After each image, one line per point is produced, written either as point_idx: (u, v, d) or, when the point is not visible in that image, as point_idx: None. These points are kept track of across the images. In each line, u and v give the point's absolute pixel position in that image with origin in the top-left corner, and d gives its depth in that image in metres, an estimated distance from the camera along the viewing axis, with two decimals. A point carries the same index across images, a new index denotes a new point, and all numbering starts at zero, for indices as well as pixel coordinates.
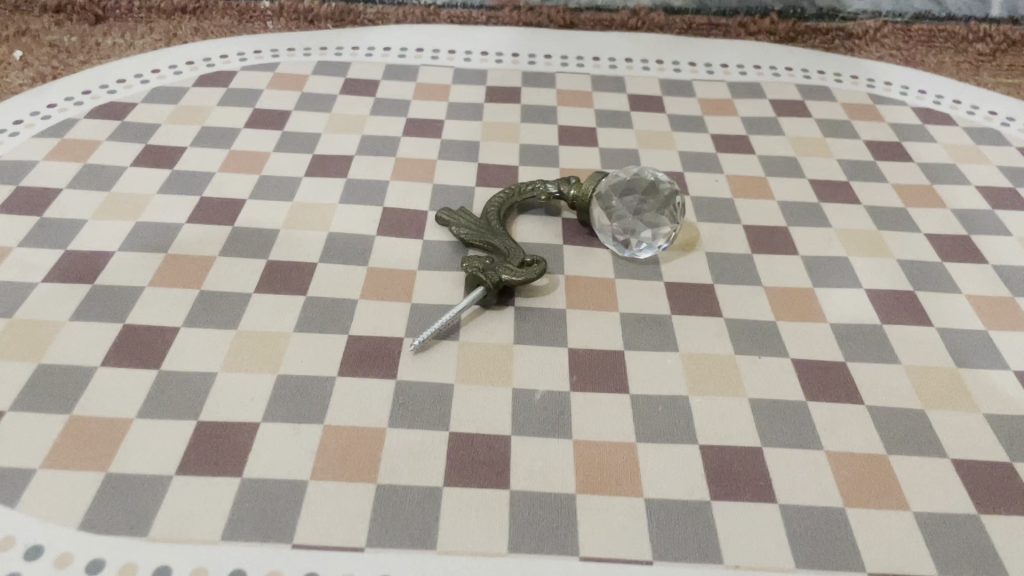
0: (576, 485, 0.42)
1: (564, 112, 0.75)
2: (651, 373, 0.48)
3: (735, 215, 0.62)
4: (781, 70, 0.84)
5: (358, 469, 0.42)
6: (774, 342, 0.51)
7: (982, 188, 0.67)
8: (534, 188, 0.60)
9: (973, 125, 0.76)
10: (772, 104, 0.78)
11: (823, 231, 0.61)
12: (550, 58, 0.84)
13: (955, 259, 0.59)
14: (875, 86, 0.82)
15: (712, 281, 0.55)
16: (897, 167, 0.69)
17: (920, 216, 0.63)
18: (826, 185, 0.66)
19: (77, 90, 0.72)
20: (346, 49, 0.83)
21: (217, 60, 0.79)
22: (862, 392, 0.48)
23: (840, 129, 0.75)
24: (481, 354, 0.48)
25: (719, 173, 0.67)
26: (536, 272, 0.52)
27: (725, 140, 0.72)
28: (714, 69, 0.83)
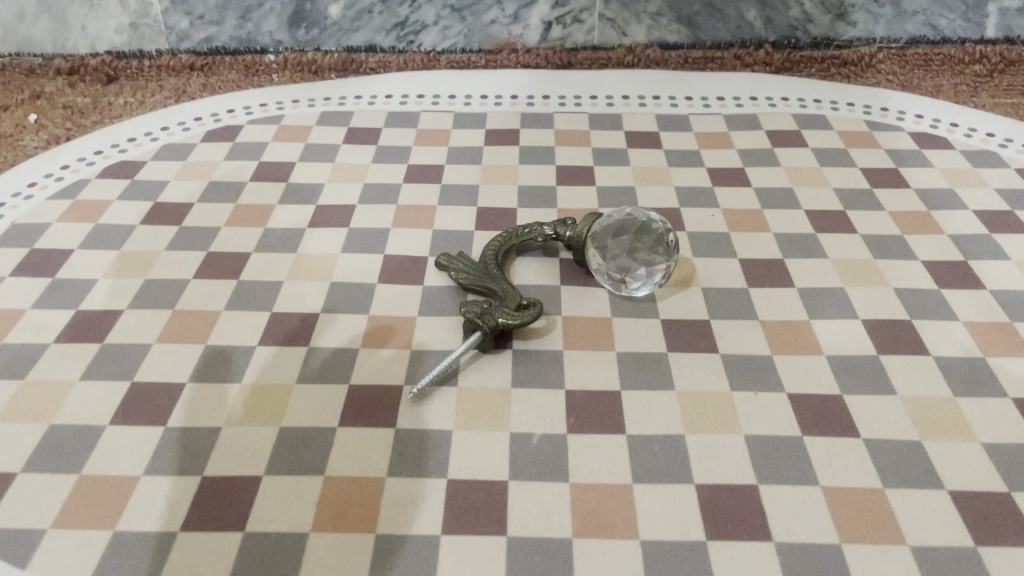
0: (574, 528, 0.42)
1: (562, 152, 0.77)
2: (648, 412, 0.49)
3: (731, 249, 0.63)
4: (777, 101, 0.85)
5: (359, 520, 0.42)
6: (770, 377, 0.51)
7: (981, 212, 0.67)
8: (533, 231, 0.61)
9: (970, 148, 0.76)
10: (768, 135, 0.79)
11: (820, 262, 0.61)
12: (549, 98, 0.86)
13: (952, 286, 0.59)
14: (871, 112, 0.83)
15: (708, 317, 0.56)
16: (894, 194, 0.70)
17: (918, 243, 0.64)
18: (822, 215, 0.67)
19: (89, 151, 0.75)
20: (349, 98, 0.85)
21: (225, 115, 0.81)
22: (859, 425, 0.48)
23: (837, 158, 0.75)
24: (479, 399, 0.49)
25: (715, 207, 0.68)
26: (534, 315, 0.53)
27: (721, 174, 0.73)
28: (711, 102, 0.85)
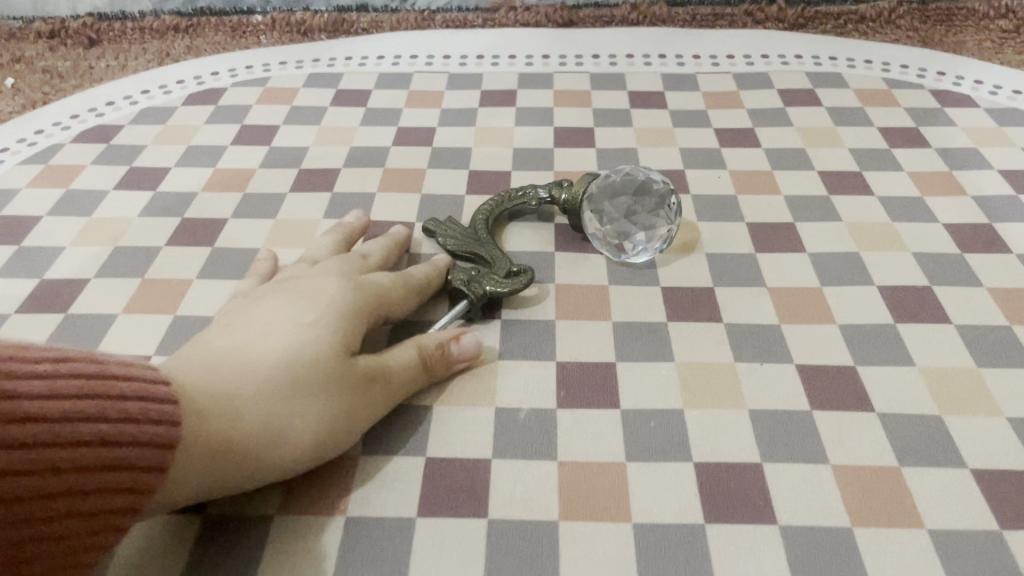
0: (561, 511, 0.39)
1: (560, 113, 0.73)
2: (645, 385, 0.45)
3: (739, 212, 0.59)
4: (790, 59, 0.80)
5: (328, 502, 0.39)
6: (777, 348, 0.47)
7: (1007, 172, 0.63)
8: (529, 195, 0.58)
9: (994, 106, 0.72)
10: (779, 94, 0.75)
11: (833, 225, 0.57)
12: (549, 58, 0.82)
13: (976, 249, 0.55)
14: (889, 70, 0.78)
15: (712, 284, 0.52)
16: (913, 154, 0.65)
17: (938, 204, 0.59)
18: (836, 176, 0.63)
19: (66, 115, 0.72)
20: (339, 59, 0.81)
21: (208, 78, 0.78)
22: (873, 398, 0.44)
23: (852, 117, 0.71)
24: (464, 372, 0.46)
25: (721, 169, 0.64)
26: (528, 279, 0.50)
27: (728, 134, 0.69)
28: (720, 61, 0.80)
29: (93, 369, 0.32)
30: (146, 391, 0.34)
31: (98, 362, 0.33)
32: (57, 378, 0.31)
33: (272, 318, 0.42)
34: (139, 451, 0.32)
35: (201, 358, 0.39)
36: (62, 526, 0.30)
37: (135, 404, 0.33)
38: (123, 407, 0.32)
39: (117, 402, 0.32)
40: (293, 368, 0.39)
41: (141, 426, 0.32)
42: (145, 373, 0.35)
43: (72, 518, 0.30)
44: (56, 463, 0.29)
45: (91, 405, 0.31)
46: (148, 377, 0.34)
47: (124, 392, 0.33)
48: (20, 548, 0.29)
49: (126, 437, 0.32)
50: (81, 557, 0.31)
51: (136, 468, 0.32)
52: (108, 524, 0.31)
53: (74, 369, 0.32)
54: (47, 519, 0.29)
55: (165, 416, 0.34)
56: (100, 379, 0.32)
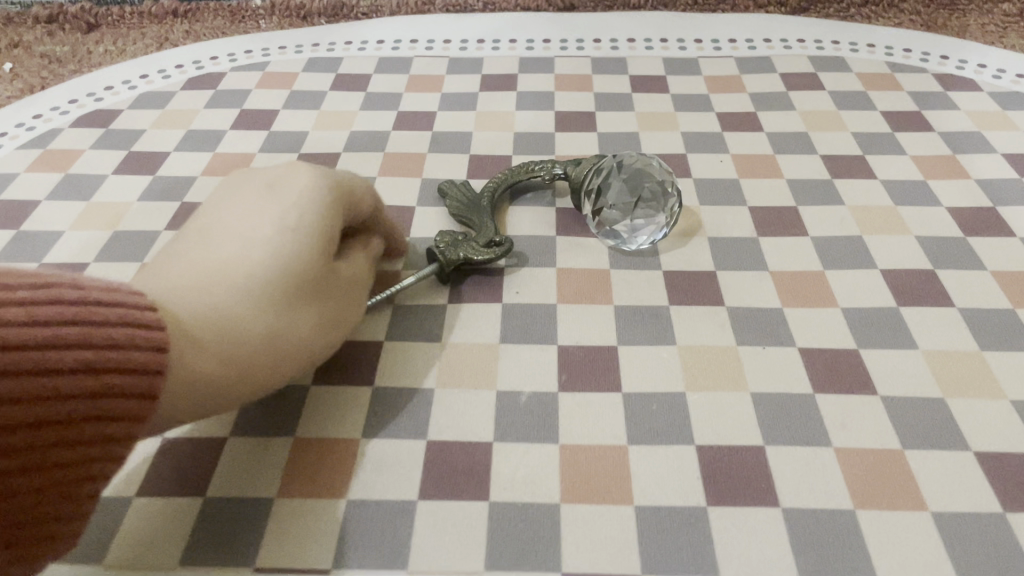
0: (563, 494, 0.39)
1: (562, 98, 0.72)
2: (647, 368, 0.45)
3: (741, 196, 0.59)
4: (792, 43, 0.80)
5: (329, 484, 0.39)
6: (780, 331, 0.47)
7: (1011, 156, 0.62)
8: (541, 172, 0.58)
9: (998, 90, 0.72)
10: (782, 78, 0.74)
11: (836, 209, 0.57)
12: (550, 42, 0.81)
13: (980, 233, 0.55)
14: (893, 54, 0.78)
15: (714, 268, 0.52)
16: (916, 138, 0.65)
17: (942, 188, 0.59)
18: (839, 160, 0.62)
19: (64, 100, 0.71)
20: (339, 44, 0.81)
21: (207, 63, 0.77)
22: (876, 381, 0.44)
23: (855, 100, 0.70)
24: (464, 356, 0.46)
25: (723, 153, 0.64)
26: (500, 246, 0.51)
27: (730, 118, 0.69)
28: (722, 45, 0.80)
29: (76, 293, 0.31)
30: (130, 316, 0.32)
31: (80, 286, 0.32)
32: (40, 304, 0.29)
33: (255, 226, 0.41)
34: (126, 376, 0.31)
35: (171, 280, 0.38)
36: (48, 454, 0.29)
37: (118, 328, 0.32)
38: (117, 332, 0.31)
39: (99, 329, 0.31)
40: (277, 291, 0.39)
41: (127, 351, 0.32)
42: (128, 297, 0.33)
43: (59, 448, 0.29)
44: (42, 392, 0.28)
45: (74, 333, 0.30)
46: (131, 300, 0.33)
47: (107, 318, 0.31)
48: (11, 479, 0.28)
49: (110, 363, 0.31)
50: (75, 484, 0.30)
51: (122, 394, 0.31)
52: (99, 450, 0.31)
53: (56, 295, 0.30)
54: (36, 448, 0.29)
55: (150, 340, 0.33)
56: (93, 304, 0.31)
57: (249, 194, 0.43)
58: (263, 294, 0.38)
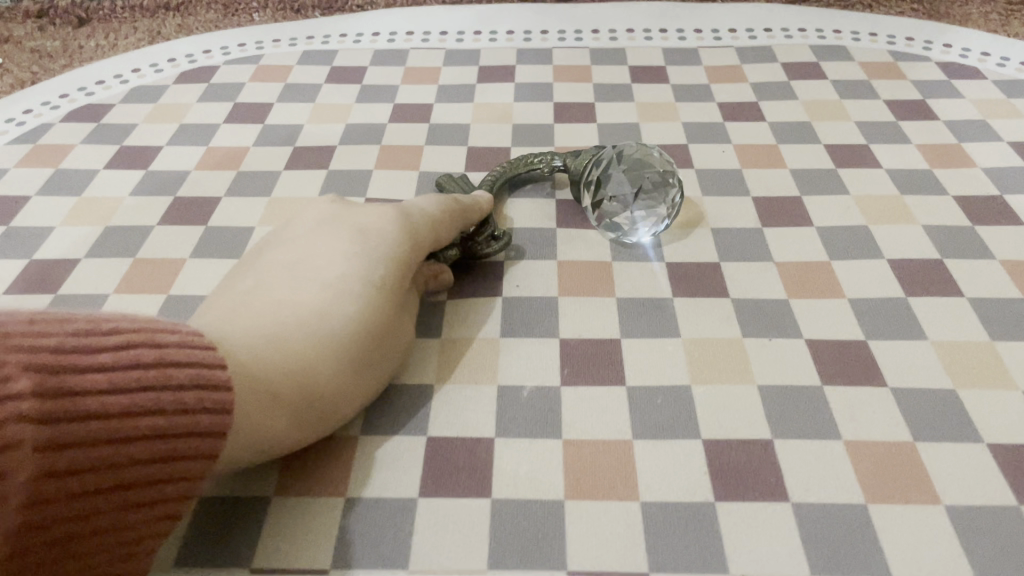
0: (566, 490, 0.38)
1: (560, 88, 0.71)
2: (651, 361, 0.44)
3: (744, 187, 0.58)
4: (793, 32, 0.79)
5: (327, 481, 0.38)
6: (786, 323, 0.46)
7: (1017, 144, 0.61)
8: (543, 166, 0.57)
9: (1003, 78, 0.71)
10: (783, 67, 0.73)
11: (841, 199, 0.56)
12: (547, 33, 0.80)
13: (987, 221, 0.54)
14: (895, 42, 0.77)
15: (718, 260, 0.51)
16: (921, 126, 0.64)
17: (948, 176, 0.58)
18: (843, 149, 0.62)
19: (54, 95, 0.70)
20: (333, 36, 0.80)
21: (200, 56, 0.76)
22: (885, 372, 0.43)
23: (858, 89, 0.69)
24: (464, 350, 0.45)
25: (725, 143, 0.63)
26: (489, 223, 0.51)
27: (731, 108, 0.68)
28: (722, 35, 0.79)
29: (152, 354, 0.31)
30: (203, 377, 0.32)
31: (157, 345, 0.31)
32: (118, 369, 0.29)
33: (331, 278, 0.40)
34: (193, 442, 0.31)
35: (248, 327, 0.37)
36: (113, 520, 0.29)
37: (191, 393, 0.31)
38: (188, 397, 0.31)
39: (175, 392, 0.31)
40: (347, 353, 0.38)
41: (197, 417, 0.31)
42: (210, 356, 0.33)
43: (129, 513, 0.29)
44: (113, 457, 0.28)
45: (150, 399, 0.30)
46: (208, 358, 0.33)
47: (182, 381, 0.31)
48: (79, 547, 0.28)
49: (179, 429, 0.30)
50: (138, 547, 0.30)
51: (191, 457, 0.31)
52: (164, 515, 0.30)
53: (135, 358, 0.30)
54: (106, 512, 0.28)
55: (220, 404, 0.32)
56: (170, 367, 0.31)
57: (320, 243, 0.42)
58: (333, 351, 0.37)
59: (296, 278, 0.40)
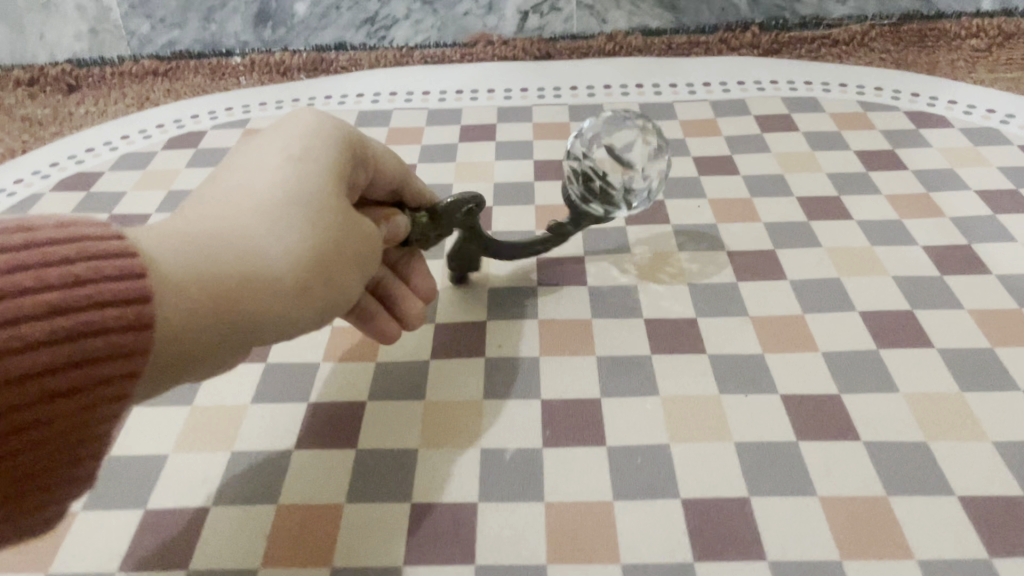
0: (548, 553, 0.39)
1: (540, 146, 0.73)
2: (630, 420, 0.45)
3: (719, 242, 0.59)
4: (765, 84, 0.81)
5: (314, 550, 0.39)
6: (761, 378, 0.47)
7: (984, 192, 0.63)
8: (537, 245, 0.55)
9: (969, 126, 0.73)
10: (756, 120, 0.75)
11: (814, 251, 0.58)
12: (527, 90, 0.82)
13: (956, 271, 0.55)
14: (865, 92, 0.79)
15: (694, 315, 0.52)
16: (891, 177, 0.66)
17: (917, 226, 0.60)
18: (815, 202, 0.63)
19: (45, 163, 0.72)
20: (319, 99, 0.82)
21: (188, 121, 0.78)
22: (858, 426, 0.44)
23: (829, 140, 0.71)
24: (448, 413, 0.46)
25: (701, 198, 0.65)
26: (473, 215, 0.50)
27: (707, 162, 0.69)
28: (697, 89, 0.81)
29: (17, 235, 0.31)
30: (91, 251, 0.32)
31: (28, 232, 0.31)
32: None
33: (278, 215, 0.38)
34: (98, 293, 0.31)
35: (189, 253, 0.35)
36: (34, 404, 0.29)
37: (79, 264, 0.31)
38: (74, 270, 0.31)
39: (57, 267, 0.30)
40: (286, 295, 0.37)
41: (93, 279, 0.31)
42: (92, 229, 0.33)
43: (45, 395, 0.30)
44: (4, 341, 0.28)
45: (24, 276, 0.29)
46: (97, 234, 0.33)
47: (66, 255, 0.31)
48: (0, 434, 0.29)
49: (80, 299, 0.30)
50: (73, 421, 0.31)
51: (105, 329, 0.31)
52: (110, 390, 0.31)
53: (4, 243, 0.30)
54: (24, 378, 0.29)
55: (125, 270, 0.32)
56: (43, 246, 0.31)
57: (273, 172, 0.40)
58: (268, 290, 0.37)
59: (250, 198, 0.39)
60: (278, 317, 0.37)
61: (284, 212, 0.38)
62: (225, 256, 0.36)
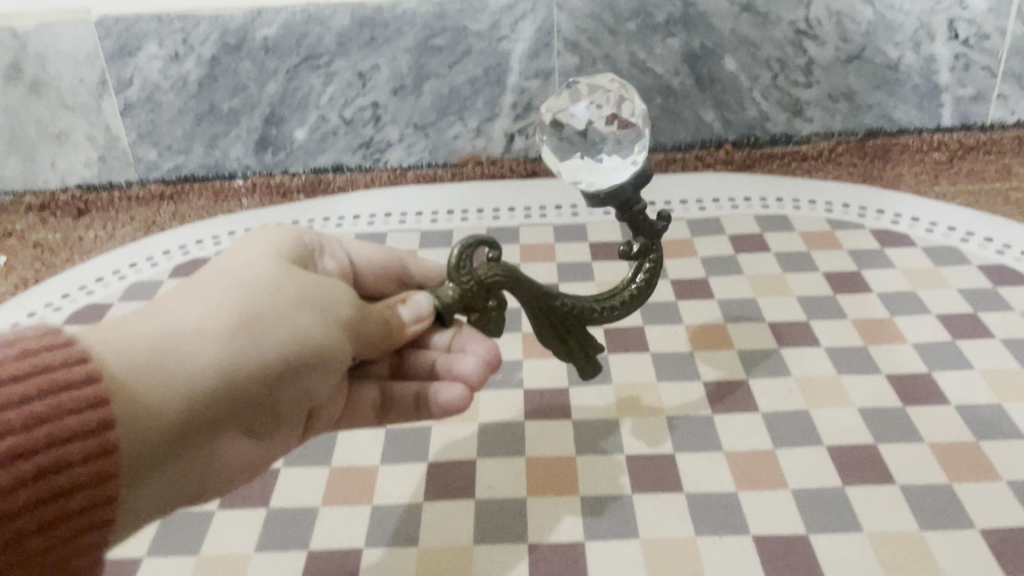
0: None
1: (527, 270, 0.77)
2: (613, 564, 0.48)
3: (695, 371, 0.63)
4: (739, 201, 0.86)
5: None
6: (734, 518, 0.51)
7: (944, 316, 0.67)
8: (592, 306, 0.56)
9: (931, 244, 0.77)
10: (730, 240, 0.80)
11: (784, 381, 0.61)
12: (514, 210, 0.87)
13: (918, 401, 0.59)
14: (833, 210, 0.84)
15: (672, 450, 0.56)
16: (857, 300, 0.70)
17: (881, 353, 0.63)
18: (786, 327, 0.67)
19: (58, 295, 0.76)
20: (317, 221, 0.87)
21: (193, 247, 0.82)
22: (823, 568, 0.47)
23: (799, 261, 0.76)
24: (441, 560, 0.49)
25: (678, 324, 0.68)
26: (506, 267, 0.53)
27: (684, 286, 0.73)
28: (674, 207, 0.86)
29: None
30: (51, 384, 0.37)
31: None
32: None
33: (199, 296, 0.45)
34: (63, 429, 0.37)
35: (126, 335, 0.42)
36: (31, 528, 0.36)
37: (40, 402, 0.37)
38: (37, 408, 0.37)
39: (23, 409, 0.36)
40: (220, 348, 0.43)
41: (55, 417, 0.37)
42: (51, 357, 0.38)
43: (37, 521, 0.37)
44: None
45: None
46: (54, 361, 0.38)
47: (27, 394, 0.37)
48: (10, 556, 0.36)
49: (47, 433, 0.37)
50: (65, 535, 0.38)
51: (75, 455, 0.37)
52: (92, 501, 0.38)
53: None
54: (18, 513, 0.36)
55: (81, 399, 0.38)
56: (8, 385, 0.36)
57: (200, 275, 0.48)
58: (202, 347, 0.43)
59: (177, 293, 0.46)
60: (221, 365, 0.43)
61: (211, 290, 0.46)
62: (156, 330, 0.42)
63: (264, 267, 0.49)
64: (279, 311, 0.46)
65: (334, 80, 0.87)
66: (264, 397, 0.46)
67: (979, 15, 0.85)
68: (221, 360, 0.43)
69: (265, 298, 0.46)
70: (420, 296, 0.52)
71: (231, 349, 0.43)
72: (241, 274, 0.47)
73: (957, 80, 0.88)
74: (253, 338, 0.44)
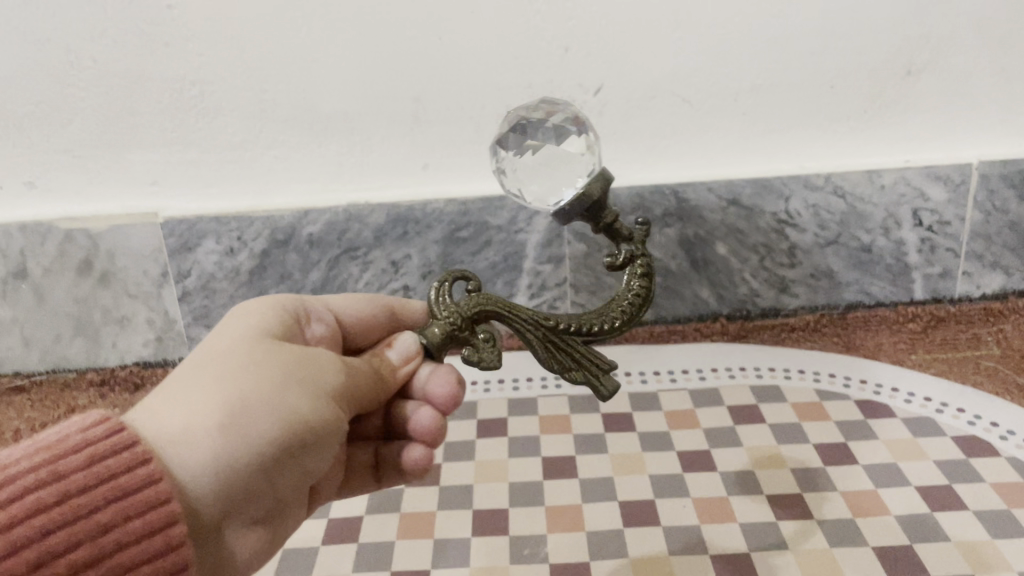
0: None
1: (546, 442, 0.85)
2: None
3: (702, 543, 0.70)
4: (735, 370, 0.96)
5: None
6: None
7: (923, 488, 0.75)
8: (592, 321, 0.67)
9: (910, 415, 0.86)
10: (729, 410, 0.89)
11: (782, 554, 0.69)
12: (533, 380, 0.96)
13: (901, 572, 0.66)
14: (821, 379, 0.93)
15: None
16: (845, 472, 0.78)
17: (868, 526, 0.71)
18: (782, 499, 0.75)
19: None
20: None
21: None
22: None
23: (791, 433, 0.84)
24: None
25: (686, 497, 0.76)
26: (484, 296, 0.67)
27: (689, 457, 0.82)
28: (677, 376, 0.96)
29: (57, 490, 0.47)
30: (117, 491, 0.49)
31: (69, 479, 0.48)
32: (56, 517, 0.46)
33: (205, 393, 0.55)
34: (131, 530, 0.48)
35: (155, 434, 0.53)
36: None
37: (111, 508, 0.48)
38: (110, 513, 0.48)
39: (100, 514, 0.48)
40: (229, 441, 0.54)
41: (119, 523, 0.48)
42: (113, 464, 0.49)
43: None
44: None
45: (83, 528, 0.47)
46: (114, 467, 0.49)
47: (99, 501, 0.48)
48: None
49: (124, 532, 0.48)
50: None
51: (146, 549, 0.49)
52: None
53: (61, 499, 0.47)
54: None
55: (141, 501, 0.49)
56: (84, 493, 0.48)
57: (201, 368, 0.58)
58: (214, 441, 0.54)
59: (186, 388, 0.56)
60: (229, 454, 0.54)
61: (215, 386, 0.56)
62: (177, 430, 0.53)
63: (254, 359, 0.59)
64: (272, 402, 0.57)
65: (370, 267, 0.98)
66: (270, 471, 0.58)
67: (940, 205, 0.96)
68: (216, 453, 0.54)
69: (260, 390, 0.56)
70: (405, 336, 0.68)
71: (238, 440, 0.55)
72: (235, 368, 0.57)
73: (924, 260, 0.99)
74: (255, 429, 0.55)
